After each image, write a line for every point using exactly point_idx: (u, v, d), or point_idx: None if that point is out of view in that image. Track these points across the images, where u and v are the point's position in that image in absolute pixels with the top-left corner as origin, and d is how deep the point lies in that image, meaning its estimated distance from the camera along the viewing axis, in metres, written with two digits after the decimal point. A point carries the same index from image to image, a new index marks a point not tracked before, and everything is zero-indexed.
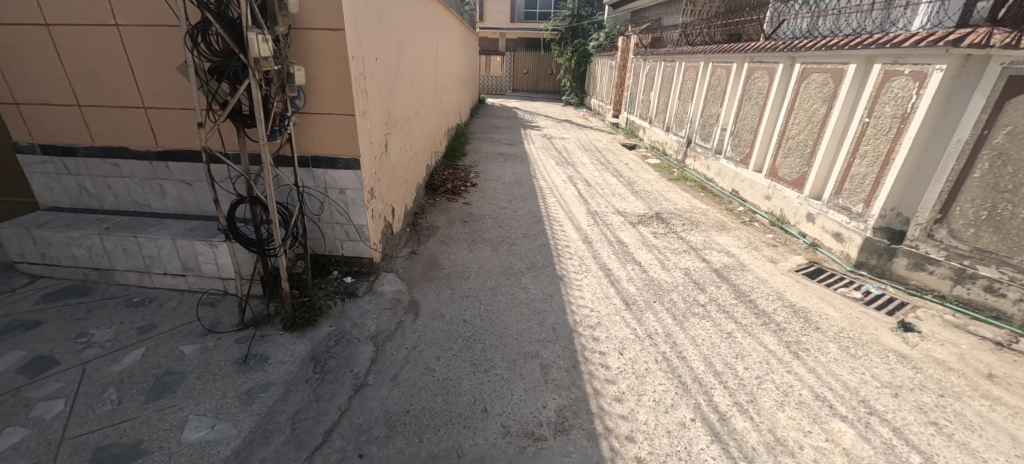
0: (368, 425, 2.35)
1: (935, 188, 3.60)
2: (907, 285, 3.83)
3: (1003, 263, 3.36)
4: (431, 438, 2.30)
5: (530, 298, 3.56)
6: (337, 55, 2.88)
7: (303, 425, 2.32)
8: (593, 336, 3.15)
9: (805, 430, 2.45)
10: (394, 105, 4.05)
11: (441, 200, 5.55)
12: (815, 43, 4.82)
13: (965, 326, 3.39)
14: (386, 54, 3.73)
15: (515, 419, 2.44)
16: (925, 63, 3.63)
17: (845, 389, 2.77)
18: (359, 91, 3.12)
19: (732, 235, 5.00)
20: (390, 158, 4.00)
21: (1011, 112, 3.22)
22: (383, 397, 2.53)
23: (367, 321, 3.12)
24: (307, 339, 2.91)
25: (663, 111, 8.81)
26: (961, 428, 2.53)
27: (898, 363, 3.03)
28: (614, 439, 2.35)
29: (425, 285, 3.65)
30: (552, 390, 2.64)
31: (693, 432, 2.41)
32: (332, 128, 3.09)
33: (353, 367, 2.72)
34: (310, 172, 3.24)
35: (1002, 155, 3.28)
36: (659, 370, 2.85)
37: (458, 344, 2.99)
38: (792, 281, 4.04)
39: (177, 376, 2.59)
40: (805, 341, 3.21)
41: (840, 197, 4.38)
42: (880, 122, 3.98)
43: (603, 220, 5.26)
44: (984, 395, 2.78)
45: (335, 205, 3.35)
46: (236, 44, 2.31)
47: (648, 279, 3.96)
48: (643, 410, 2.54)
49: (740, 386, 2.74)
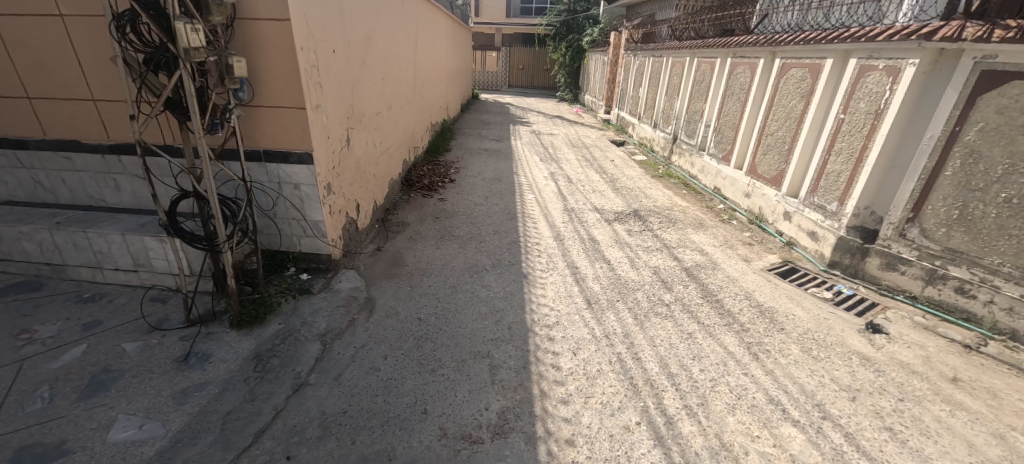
0: (302, 427, 2.29)
1: (908, 186, 3.50)
2: (879, 285, 3.75)
3: (974, 264, 3.26)
4: (364, 440, 2.24)
5: (489, 296, 3.49)
6: (282, 46, 2.80)
7: (233, 425, 2.26)
8: (549, 335, 3.08)
9: (753, 435, 2.38)
10: (358, 99, 3.97)
11: (416, 196, 5.48)
12: (794, 37, 4.71)
13: (934, 328, 3.31)
14: (346, 47, 3.65)
15: (455, 421, 2.37)
16: (899, 58, 3.52)
17: (801, 392, 2.69)
18: (311, 84, 3.05)
19: (708, 233, 4.92)
20: (354, 152, 3.94)
21: (983, 108, 3.12)
22: (321, 398, 2.47)
23: (317, 319, 3.05)
24: (254, 336, 2.85)
25: (651, 108, 8.71)
26: (917, 433, 2.46)
27: (860, 366, 2.95)
28: (553, 443, 2.28)
29: (384, 283, 3.58)
30: (497, 391, 2.58)
31: (636, 436, 2.34)
32: (282, 122, 3.02)
33: (296, 366, 2.66)
34: (262, 167, 3.16)
35: (974, 152, 3.18)
36: (611, 371, 2.78)
37: (408, 342, 2.93)
38: (763, 280, 3.96)
39: (113, 374, 2.53)
40: (767, 343, 3.13)
41: (815, 195, 4.28)
42: (855, 118, 3.88)
43: (578, 217, 5.18)
44: (945, 400, 2.70)
45: (288, 200, 3.28)
46: (164, 35, 2.24)
47: (614, 277, 3.88)
48: (588, 413, 2.47)
49: (692, 389, 2.67)
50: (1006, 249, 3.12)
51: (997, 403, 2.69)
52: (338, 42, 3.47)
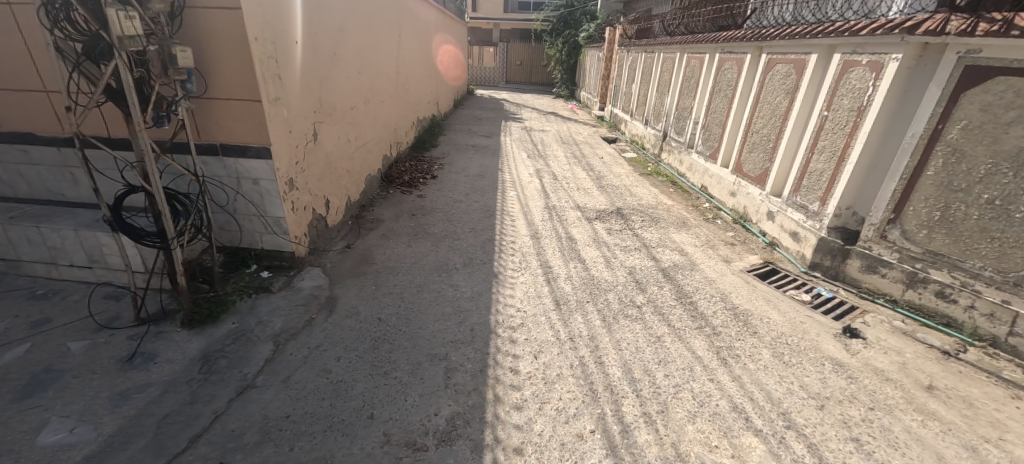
0: (241, 431, 2.22)
1: (888, 186, 3.39)
2: (860, 288, 3.64)
3: (955, 267, 3.14)
4: (303, 447, 2.16)
5: (456, 296, 3.39)
6: (235, 38, 2.71)
7: (168, 430, 2.19)
8: (511, 338, 2.99)
9: (712, 445, 2.28)
10: (327, 92, 3.86)
11: (394, 192, 5.38)
12: (780, 31, 4.56)
13: (913, 333, 3.20)
14: (312, 38, 3.54)
15: (401, 427, 2.29)
16: (882, 53, 3.39)
17: (767, 400, 2.59)
18: (269, 75, 2.96)
19: (690, 233, 4.81)
20: (323, 147, 3.84)
21: (966, 105, 2.98)
22: (265, 401, 2.39)
23: (273, 318, 2.96)
24: (204, 336, 2.77)
25: (642, 104, 8.57)
26: (884, 445, 2.35)
27: (833, 373, 2.85)
28: (500, 451, 2.19)
29: (349, 281, 3.49)
30: (449, 396, 2.49)
31: (588, 445, 2.25)
32: (237, 115, 2.92)
33: (243, 367, 2.58)
34: (220, 161, 3.07)
35: (956, 151, 3.04)
36: (571, 376, 2.68)
37: (365, 344, 2.84)
38: (740, 282, 3.86)
39: (54, 374, 2.45)
40: (737, 347, 3.03)
41: (798, 195, 4.17)
42: (838, 115, 3.75)
43: (558, 215, 5.07)
44: (918, 410, 2.59)
45: (247, 196, 3.19)
46: (97, 23, 2.16)
47: (587, 277, 3.78)
48: (541, 420, 2.38)
49: (654, 396, 2.57)
50: (987, 252, 3.00)
51: (972, 413, 2.58)
52: (303, 33, 3.38)
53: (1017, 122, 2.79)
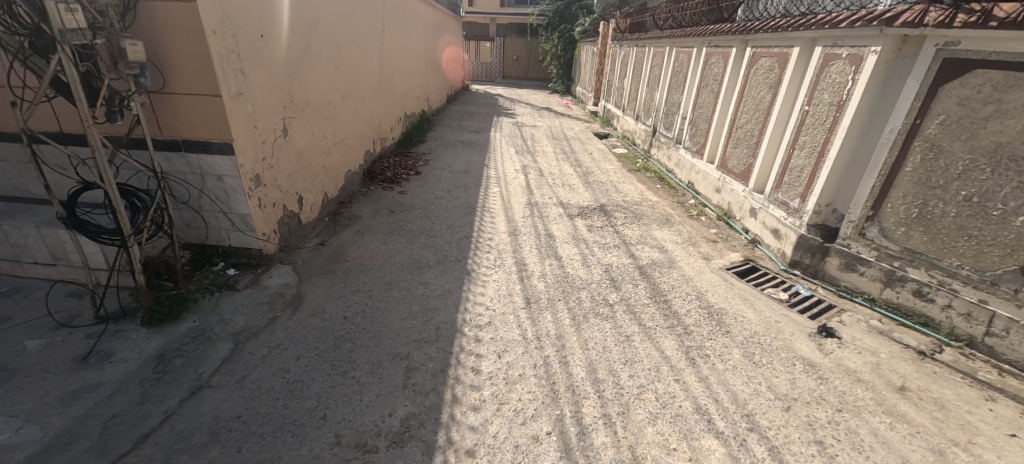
0: (189, 432, 2.18)
1: (867, 182, 3.31)
2: (838, 286, 3.58)
3: (932, 265, 3.07)
4: (250, 448, 2.12)
5: (425, 294, 3.35)
6: (191, 32, 2.66)
7: (115, 430, 2.16)
8: (476, 337, 2.94)
9: (670, 448, 2.23)
10: (298, 87, 3.80)
11: (376, 188, 5.33)
12: (763, 24, 4.49)
13: (889, 333, 3.13)
14: (281, 32, 3.48)
15: (352, 428, 2.24)
16: (862, 45, 3.30)
17: (732, 401, 2.54)
18: (229, 70, 2.90)
19: (673, 230, 4.74)
20: (294, 142, 3.78)
21: (945, 99, 2.88)
22: (218, 401, 2.35)
23: (235, 316, 2.92)
24: (163, 335, 2.73)
25: (634, 99, 8.47)
26: (849, 448, 2.29)
27: (803, 373, 2.79)
28: (451, 453, 2.15)
29: (317, 278, 3.45)
30: (406, 396, 2.45)
31: (543, 447, 2.20)
32: (198, 111, 2.87)
33: (199, 366, 2.54)
34: (182, 157, 3.03)
35: (934, 147, 2.96)
36: (533, 376, 2.63)
37: (326, 343, 2.80)
38: (718, 280, 3.80)
39: (6, 373, 2.42)
40: (707, 347, 2.97)
41: (779, 191, 4.10)
42: (819, 110, 3.67)
43: (540, 211, 5.01)
44: (887, 412, 2.53)
45: (211, 193, 3.14)
46: (38, 17, 2.11)
47: (561, 275, 3.72)
48: (498, 421, 2.33)
49: (616, 397, 2.52)
50: (964, 250, 2.92)
51: (943, 415, 2.52)
52: (269, 26, 3.31)
53: (995, 117, 2.71)
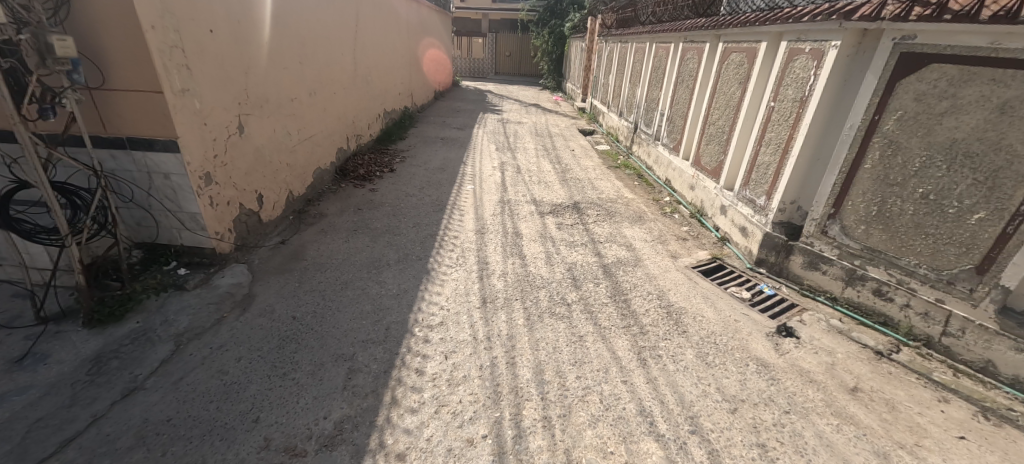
0: (115, 436, 2.14)
1: (829, 179, 3.25)
2: (802, 285, 3.54)
3: (891, 264, 3.02)
4: (176, 452, 2.08)
5: (380, 293, 3.30)
6: (128, 26, 2.61)
7: (38, 434, 2.12)
8: (426, 337, 2.89)
9: (606, 452, 2.19)
10: (255, 83, 3.74)
11: (346, 186, 5.29)
12: (734, 19, 4.43)
13: (848, 332, 3.09)
14: (234, 27, 3.41)
15: (284, 431, 2.20)
16: (823, 40, 3.24)
17: (678, 403, 2.49)
18: (173, 65, 2.83)
19: (644, 228, 4.69)
20: (252, 139, 3.73)
21: (902, 94, 2.82)
22: (149, 404, 2.31)
23: (180, 317, 2.87)
24: (103, 336, 2.69)
25: (617, 95, 8.39)
26: (790, 451, 2.25)
27: (755, 374, 2.74)
28: (381, 457, 2.11)
29: (272, 277, 3.39)
30: (344, 398, 2.41)
31: (476, 451, 2.16)
32: (141, 108, 2.82)
33: (135, 368, 2.50)
34: (129, 155, 2.98)
35: (892, 144, 2.90)
36: (477, 377, 2.58)
37: (270, 343, 2.75)
38: (682, 278, 3.75)
39: None
40: (661, 347, 2.93)
41: (747, 188, 4.04)
42: (783, 106, 3.61)
43: (511, 209, 4.95)
44: (836, 413, 2.48)
45: (161, 192, 3.09)
46: None
47: (523, 274, 3.67)
48: (434, 424, 2.29)
49: (559, 399, 2.47)
50: (921, 249, 2.87)
51: (892, 417, 2.47)
52: (221, 20, 3.25)
53: (951, 113, 2.65)
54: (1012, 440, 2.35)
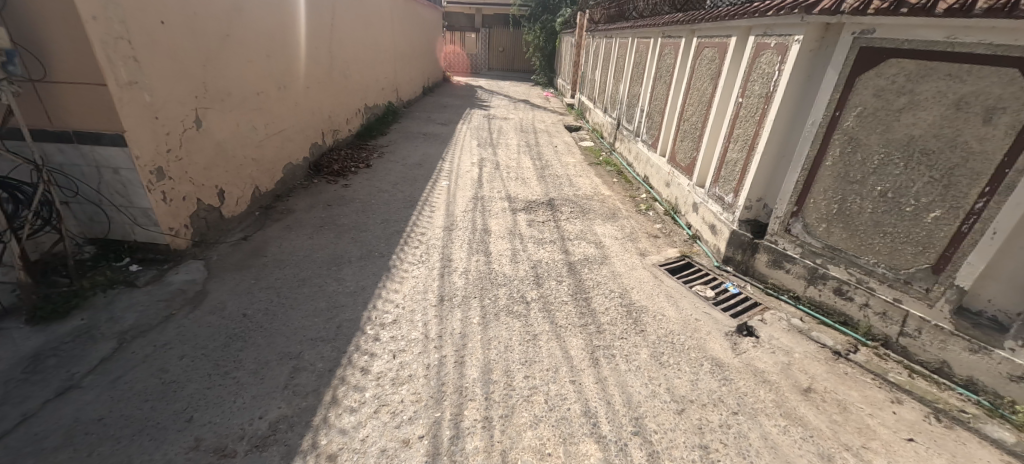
0: (42, 435, 2.10)
1: (792, 176, 3.20)
2: (766, 283, 3.50)
3: (851, 263, 2.97)
4: (102, 452, 2.04)
5: (336, 291, 3.25)
6: (69, 17, 2.55)
7: None
8: (376, 335, 2.85)
9: (543, 453, 2.15)
10: (216, 76, 3.68)
11: (319, 181, 5.23)
12: (708, 14, 4.36)
13: (808, 332, 3.05)
14: (192, 19, 3.36)
15: (216, 432, 2.16)
16: (788, 34, 3.18)
17: (624, 403, 2.45)
18: (119, 57, 2.78)
19: (616, 225, 4.63)
20: (212, 133, 3.67)
21: (862, 90, 2.77)
22: (83, 402, 2.27)
23: (127, 314, 2.83)
24: (45, 333, 2.65)
25: (603, 91, 8.31)
26: (732, 453, 2.21)
27: (707, 374, 2.70)
28: (312, 458, 2.07)
29: (227, 274, 3.35)
30: (284, 398, 2.36)
31: (410, 452, 2.12)
32: (86, 101, 2.77)
33: (73, 366, 2.46)
34: (77, 149, 2.93)
35: (851, 140, 2.85)
36: (423, 376, 2.54)
37: (216, 341, 2.71)
38: (648, 276, 3.71)
39: None
40: (616, 346, 2.88)
41: (716, 185, 3.99)
42: (750, 102, 3.55)
43: (484, 206, 4.90)
44: (785, 414, 2.44)
45: (111, 186, 3.04)
46: None
47: (485, 272, 3.63)
48: (371, 424, 2.25)
49: (503, 399, 2.43)
50: (879, 247, 2.83)
51: (842, 418, 2.43)
52: (175, 11, 3.18)
53: (908, 109, 2.60)
54: (962, 442, 2.31)
